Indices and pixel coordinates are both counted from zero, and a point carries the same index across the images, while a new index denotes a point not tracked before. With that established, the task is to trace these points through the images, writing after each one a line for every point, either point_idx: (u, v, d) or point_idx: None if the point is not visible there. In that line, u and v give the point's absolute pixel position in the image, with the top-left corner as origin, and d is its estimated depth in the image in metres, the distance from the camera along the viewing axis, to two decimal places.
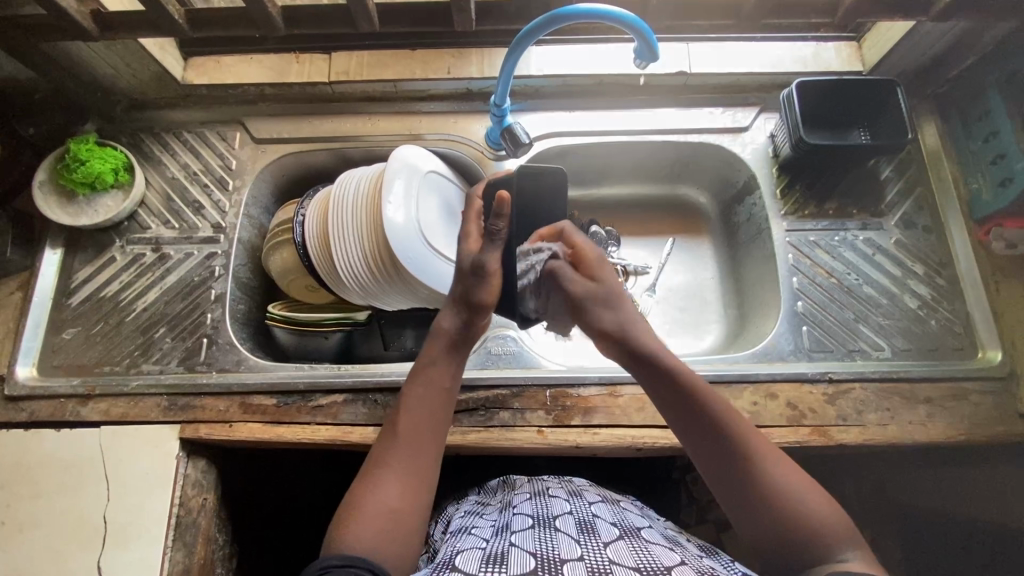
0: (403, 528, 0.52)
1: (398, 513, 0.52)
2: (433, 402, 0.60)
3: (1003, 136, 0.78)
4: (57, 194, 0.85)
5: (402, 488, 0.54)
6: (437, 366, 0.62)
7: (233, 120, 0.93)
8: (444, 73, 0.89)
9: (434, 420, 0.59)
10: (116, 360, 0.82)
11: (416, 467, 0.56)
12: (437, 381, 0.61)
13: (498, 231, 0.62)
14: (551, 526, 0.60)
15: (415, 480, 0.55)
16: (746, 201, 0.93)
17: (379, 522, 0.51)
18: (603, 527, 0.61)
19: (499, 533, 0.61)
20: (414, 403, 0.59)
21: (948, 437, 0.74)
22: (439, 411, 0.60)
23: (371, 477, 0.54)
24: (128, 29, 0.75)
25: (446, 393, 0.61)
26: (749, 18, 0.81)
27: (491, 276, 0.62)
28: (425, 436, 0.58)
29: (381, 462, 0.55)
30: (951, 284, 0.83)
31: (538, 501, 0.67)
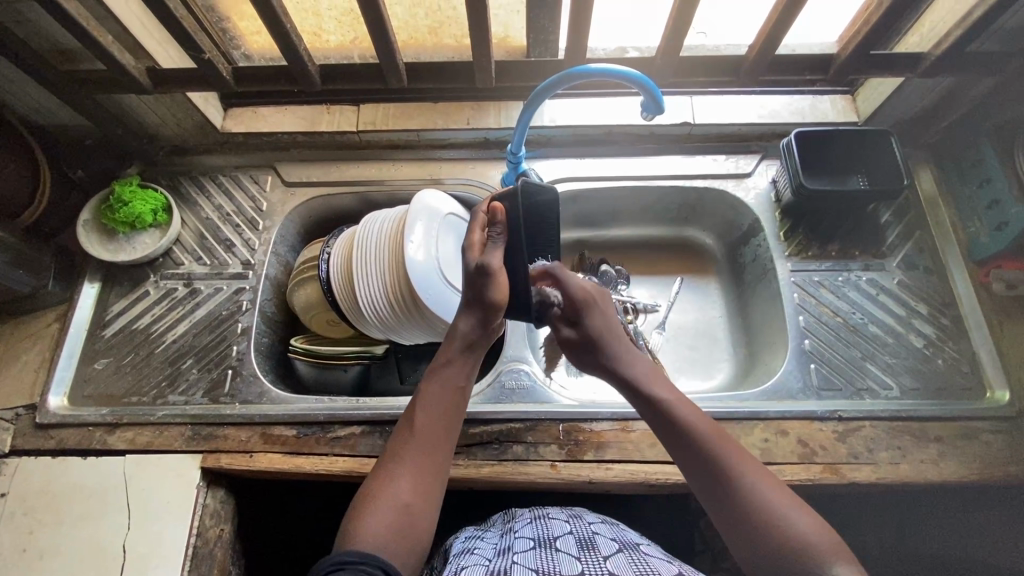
0: (415, 526, 0.53)
1: (412, 509, 0.54)
2: (448, 401, 0.61)
3: (996, 183, 0.82)
4: (99, 233, 0.90)
5: (416, 485, 0.55)
6: (454, 364, 0.62)
7: (266, 165, 1.00)
8: (464, 124, 0.96)
9: (449, 419, 0.60)
10: (144, 391, 0.86)
11: (429, 463, 0.57)
12: (454, 379, 0.62)
13: (500, 238, 0.64)
14: (552, 546, 0.62)
15: (428, 477, 0.56)
16: (751, 243, 0.97)
17: (392, 516, 0.53)
18: (601, 543, 0.63)
19: (501, 554, 0.63)
20: (431, 403, 0.60)
21: (961, 476, 0.74)
22: (454, 410, 0.61)
23: (387, 473, 0.56)
24: (179, 84, 0.83)
25: (459, 391, 0.62)
26: (750, 75, 0.89)
27: (497, 275, 0.61)
28: (440, 435, 0.59)
29: (395, 457, 0.57)
30: (955, 323, 0.85)
31: (538, 524, 0.68)
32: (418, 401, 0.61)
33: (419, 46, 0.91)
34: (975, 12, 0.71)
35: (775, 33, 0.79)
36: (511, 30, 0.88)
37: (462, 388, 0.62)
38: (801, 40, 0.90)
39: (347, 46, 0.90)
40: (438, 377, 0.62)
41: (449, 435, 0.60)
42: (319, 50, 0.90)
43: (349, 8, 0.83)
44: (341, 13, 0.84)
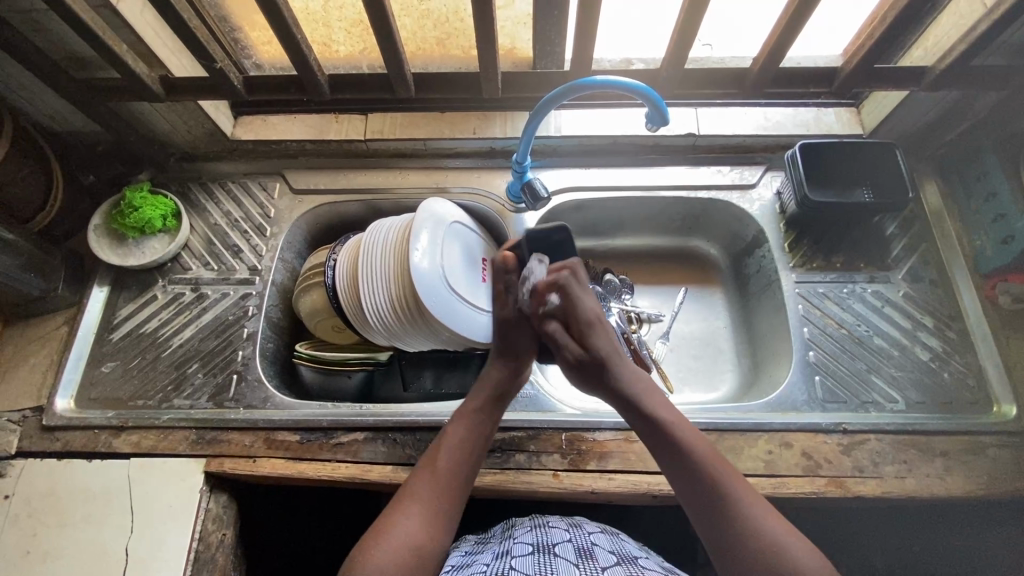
0: (425, 562, 0.57)
1: (421, 547, 0.58)
2: (466, 446, 0.68)
3: (1001, 197, 0.82)
4: (109, 237, 0.92)
5: (428, 525, 0.60)
6: (478, 412, 0.71)
7: (274, 173, 1.01)
8: (470, 133, 0.97)
9: (468, 462, 0.67)
10: (150, 394, 0.86)
11: (443, 506, 0.62)
12: (473, 429, 0.69)
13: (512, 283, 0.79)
14: (550, 553, 0.62)
15: (438, 517, 0.61)
16: (756, 254, 0.97)
17: (403, 551, 0.57)
18: (601, 554, 0.63)
19: (499, 557, 0.63)
20: (451, 445, 0.67)
21: (967, 492, 0.73)
22: (473, 457, 0.68)
23: (401, 511, 0.61)
24: (191, 93, 0.84)
25: (479, 438, 0.69)
26: (755, 86, 0.89)
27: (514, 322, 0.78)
28: (457, 479, 0.65)
29: (411, 496, 0.62)
30: (961, 336, 0.84)
31: (538, 530, 0.68)
32: (441, 443, 0.68)
33: (427, 56, 0.92)
34: (980, 26, 0.72)
35: (779, 46, 0.79)
36: (518, 41, 0.89)
37: (483, 437, 0.69)
38: (806, 53, 0.91)
39: (356, 56, 0.91)
40: (463, 423, 0.69)
41: (468, 481, 0.66)
42: (328, 60, 0.91)
43: (358, 18, 0.84)
44: (351, 23, 0.85)
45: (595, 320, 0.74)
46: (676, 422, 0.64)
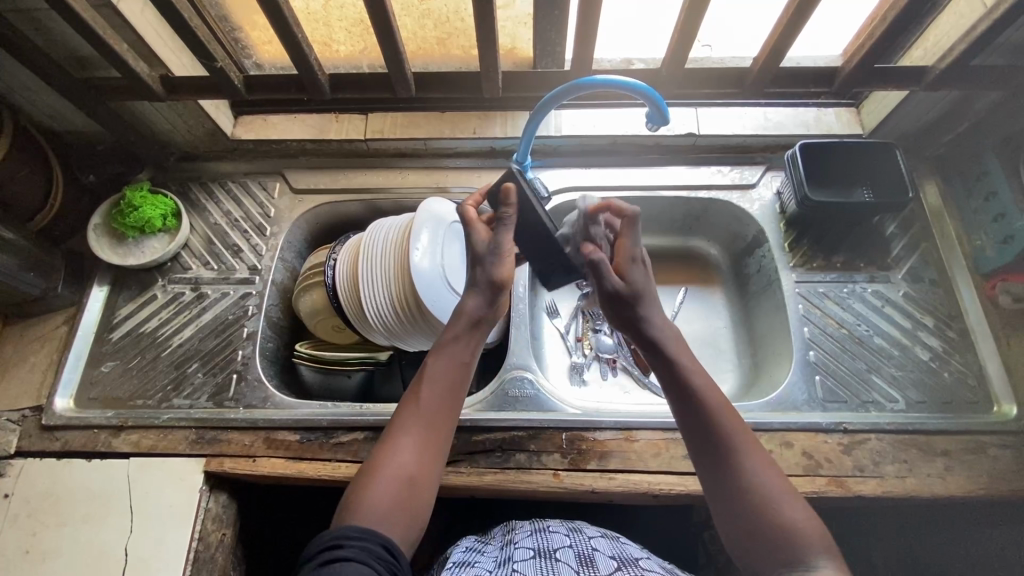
0: (418, 494, 0.56)
1: (414, 480, 0.56)
2: (452, 376, 0.63)
3: (1002, 197, 0.82)
4: (109, 236, 0.92)
5: (418, 458, 0.58)
6: (458, 341, 0.65)
7: (274, 172, 1.01)
8: (471, 133, 0.97)
9: (454, 395, 0.62)
10: (150, 394, 0.86)
11: (433, 441, 0.59)
12: (458, 358, 0.64)
13: (508, 216, 0.66)
14: (552, 558, 0.62)
15: (429, 450, 0.59)
16: (756, 253, 0.97)
17: (395, 487, 0.55)
18: (601, 560, 0.62)
19: (501, 564, 0.63)
20: (435, 377, 0.62)
21: (968, 491, 0.73)
22: (460, 384, 0.63)
23: (392, 445, 0.58)
24: (191, 92, 0.84)
25: (464, 367, 0.64)
26: (755, 86, 0.89)
27: (506, 256, 0.66)
28: (444, 414, 0.61)
29: (400, 429, 0.59)
30: (962, 336, 0.84)
31: (538, 535, 0.68)
32: (427, 377, 0.62)
33: (428, 56, 0.92)
34: (979, 26, 0.72)
35: (779, 47, 0.80)
36: (518, 42, 0.89)
37: (466, 365, 0.64)
38: (805, 53, 0.91)
39: (356, 56, 0.91)
40: (445, 353, 0.64)
41: (456, 407, 0.62)
42: (329, 59, 0.91)
43: (359, 18, 0.84)
44: (351, 23, 0.85)
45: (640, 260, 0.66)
46: (694, 369, 0.61)
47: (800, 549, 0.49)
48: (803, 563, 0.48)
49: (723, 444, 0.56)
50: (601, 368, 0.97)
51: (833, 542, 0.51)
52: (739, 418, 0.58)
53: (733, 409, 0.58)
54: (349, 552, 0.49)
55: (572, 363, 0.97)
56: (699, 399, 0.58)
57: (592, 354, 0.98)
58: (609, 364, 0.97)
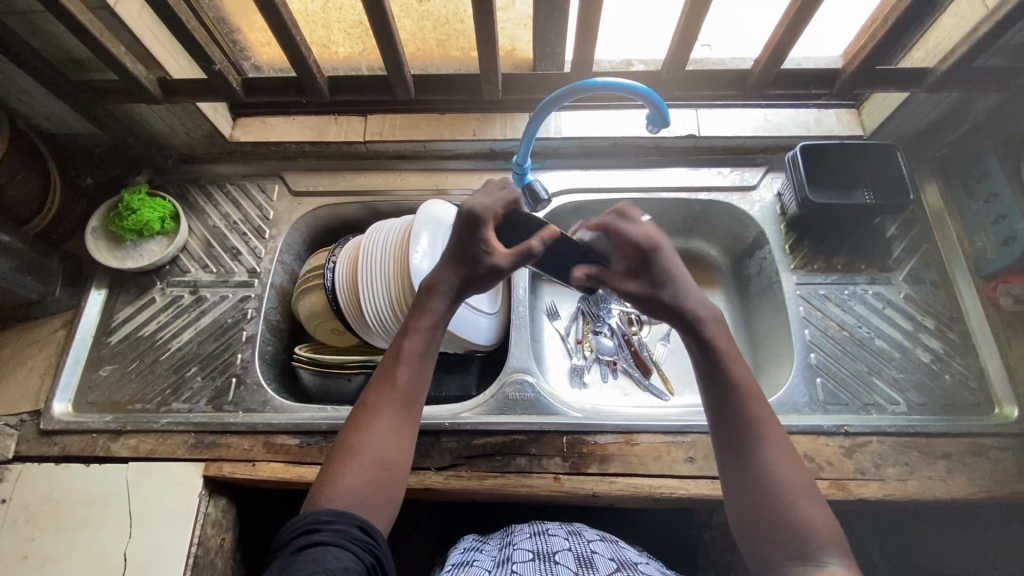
0: (393, 475, 0.58)
1: (391, 459, 0.58)
2: (423, 359, 0.64)
3: (1003, 198, 0.82)
4: (107, 239, 0.91)
5: (392, 440, 0.59)
6: (432, 325, 0.66)
7: (273, 174, 1.01)
8: (470, 135, 0.97)
9: (425, 373, 0.64)
10: (148, 398, 0.86)
11: (407, 418, 0.61)
12: (427, 343, 0.65)
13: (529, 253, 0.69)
14: (550, 560, 0.62)
15: (402, 428, 0.60)
16: (756, 255, 0.97)
17: (370, 469, 0.57)
18: (600, 562, 0.62)
19: (500, 565, 0.63)
20: (407, 358, 0.63)
21: (969, 494, 0.73)
22: (429, 366, 0.65)
23: (366, 429, 0.59)
24: (188, 94, 0.83)
25: (432, 349, 0.65)
26: (756, 88, 0.89)
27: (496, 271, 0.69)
28: (417, 391, 0.63)
29: (373, 413, 0.60)
30: (963, 338, 0.84)
31: (537, 537, 0.68)
32: (400, 358, 0.63)
33: (427, 58, 0.92)
34: (981, 28, 0.71)
35: (780, 48, 0.79)
36: (518, 43, 0.89)
37: (434, 348, 0.65)
38: (806, 54, 0.91)
39: (355, 58, 0.91)
40: (417, 337, 0.64)
41: (426, 389, 0.64)
42: (327, 61, 0.91)
43: (358, 20, 0.84)
44: (350, 25, 0.85)
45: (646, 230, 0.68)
46: (732, 355, 0.61)
47: (811, 542, 0.50)
48: (813, 557, 0.49)
49: (748, 434, 0.57)
50: (601, 370, 0.97)
51: (844, 541, 0.51)
52: (769, 412, 0.58)
53: (763, 401, 0.59)
54: (325, 536, 0.50)
55: (572, 365, 0.97)
56: (733, 386, 0.59)
57: (592, 356, 0.98)
58: (610, 366, 0.97)
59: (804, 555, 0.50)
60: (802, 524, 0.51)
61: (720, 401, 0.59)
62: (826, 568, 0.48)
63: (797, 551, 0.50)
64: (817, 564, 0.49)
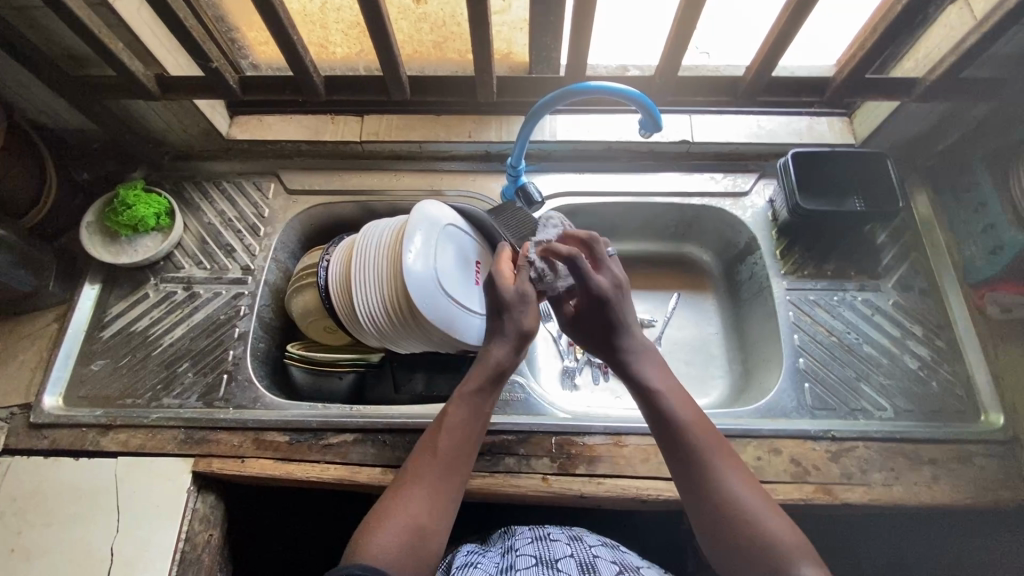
0: (429, 540, 0.57)
1: (427, 525, 0.58)
2: (468, 425, 0.66)
3: (991, 208, 0.82)
4: (102, 234, 0.91)
5: (433, 505, 0.60)
6: (480, 393, 0.67)
7: (269, 172, 1.01)
8: (465, 137, 0.98)
9: (469, 440, 0.65)
10: (139, 392, 0.86)
11: (448, 486, 0.62)
12: (471, 416, 0.66)
13: (526, 293, 0.70)
14: (553, 567, 0.62)
15: (444, 495, 0.61)
16: (748, 261, 0.97)
17: (406, 533, 0.56)
18: (603, 566, 0.63)
19: (503, 572, 0.63)
20: (452, 423, 0.65)
21: (953, 500, 0.73)
22: (474, 434, 0.66)
23: (404, 490, 0.60)
24: (186, 91, 0.84)
25: (478, 420, 0.67)
26: (748, 94, 0.90)
27: (531, 304, 0.71)
28: (459, 458, 0.64)
29: (415, 476, 0.62)
30: (950, 346, 0.85)
31: (540, 544, 0.68)
32: (443, 424, 0.66)
33: (424, 59, 0.92)
34: (970, 39, 0.72)
35: (771, 56, 0.81)
36: (514, 46, 0.89)
37: (480, 417, 0.67)
38: (798, 62, 0.92)
39: (353, 58, 0.91)
40: (463, 404, 0.66)
41: (470, 456, 0.65)
42: (325, 61, 0.92)
43: (355, 21, 0.84)
44: (348, 25, 0.85)
45: (605, 293, 0.68)
46: (666, 392, 0.65)
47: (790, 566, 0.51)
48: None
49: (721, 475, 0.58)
50: (593, 372, 0.97)
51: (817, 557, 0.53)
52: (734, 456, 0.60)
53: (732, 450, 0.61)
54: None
55: (564, 367, 0.97)
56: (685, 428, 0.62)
57: (584, 359, 0.98)
58: (601, 368, 0.97)
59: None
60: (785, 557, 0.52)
61: (676, 446, 0.61)
62: None
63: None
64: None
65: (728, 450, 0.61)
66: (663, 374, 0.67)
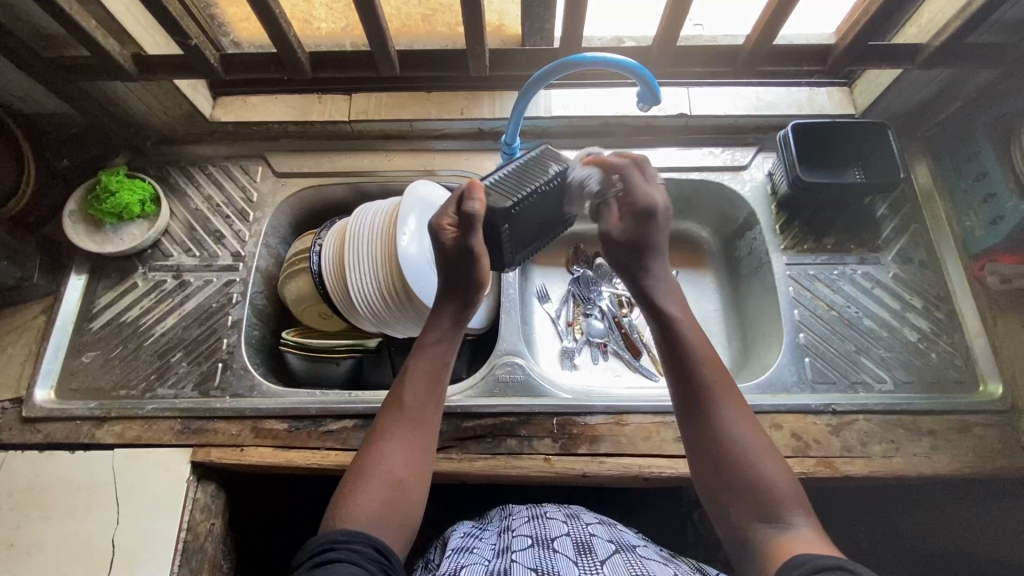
0: (408, 492, 0.58)
1: (403, 478, 0.58)
2: (435, 373, 0.65)
3: (992, 176, 0.81)
4: (86, 222, 0.89)
5: (407, 457, 0.60)
6: (444, 343, 0.66)
7: (256, 155, 0.98)
8: (458, 114, 0.95)
9: (438, 388, 0.64)
10: (133, 384, 0.84)
11: (421, 435, 0.61)
12: (439, 364, 0.65)
13: (475, 244, 0.63)
14: (550, 546, 0.61)
15: (419, 445, 0.61)
16: (746, 236, 0.96)
17: (384, 488, 0.57)
18: (599, 545, 0.62)
19: (499, 553, 0.62)
20: (418, 374, 0.64)
21: (953, 470, 0.74)
22: (442, 380, 0.65)
23: (377, 445, 0.60)
24: (166, 71, 0.80)
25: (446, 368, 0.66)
26: (747, 65, 0.88)
27: (479, 254, 0.64)
28: (429, 407, 0.63)
29: (387, 429, 0.61)
30: (949, 317, 0.84)
31: (536, 522, 0.67)
32: (410, 374, 0.64)
33: (412, 34, 0.89)
34: (976, 2, 0.70)
35: (771, 24, 0.78)
36: (506, 18, 0.87)
37: (448, 365, 0.66)
38: (798, 31, 0.90)
39: (338, 33, 0.88)
40: (425, 352, 0.65)
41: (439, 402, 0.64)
42: (310, 37, 0.88)
43: None
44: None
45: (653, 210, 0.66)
46: (682, 320, 0.64)
47: (776, 506, 0.52)
48: (780, 523, 0.51)
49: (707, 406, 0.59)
50: (592, 352, 0.97)
51: (806, 501, 0.54)
52: (727, 385, 0.60)
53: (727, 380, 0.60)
54: (340, 553, 0.51)
55: (563, 347, 0.97)
56: (687, 362, 0.61)
57: (583, 338, 0.97)
58: (600, 347, 0.97)
59: (774, 523, 0.52)
60: (770, 486, 0.54)
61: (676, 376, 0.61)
62: (789, 530, 0.51)
63: (767, 519, 0.52)
64: (783, 528, 0.51)
65: (728, 381, 0.60)
66: (675, 297, 0.66)
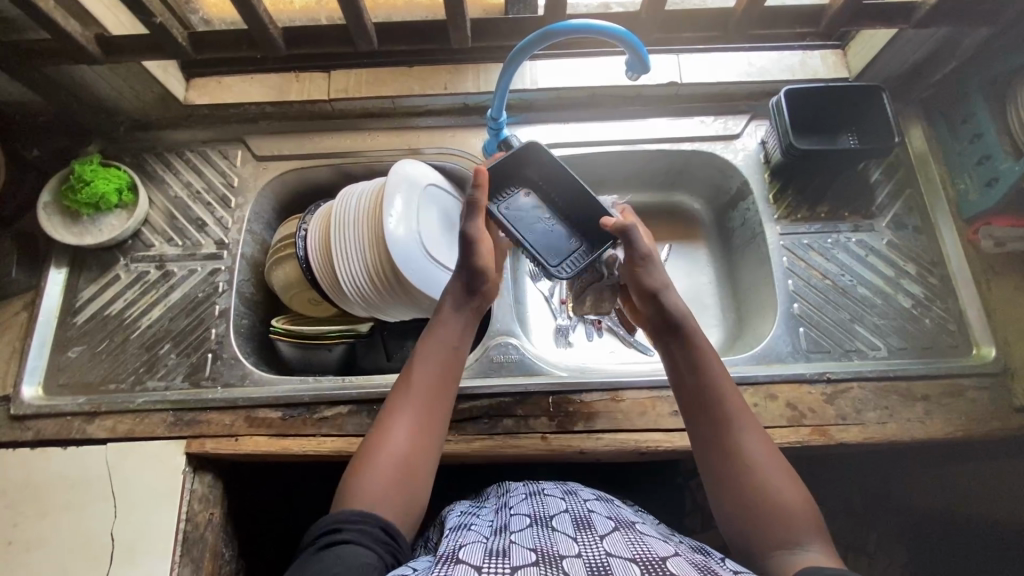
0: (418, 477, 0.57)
1: (412, 462, 0.58)
2: (443, 368, 0.64)
3: (988, 137, 0.80)
4: (61, 214, 0.86)
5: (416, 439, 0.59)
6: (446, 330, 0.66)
7: (234, 138, 0.95)
8: (442, 89, 0.92)
9: (446, 376, 0.64)
10: (122, 377, 0.83)
11: (431, 419, 0.61)
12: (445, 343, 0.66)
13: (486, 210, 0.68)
14: (548, 525, 0.60)
15: (428, 430, 0.60)
16: (740, 207, 0.95)
17: (395, 471, 0.56)
18: (597, 520, 0.62)
19: (498, 532, 0.61)
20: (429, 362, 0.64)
21: (945, 433, 0.75)
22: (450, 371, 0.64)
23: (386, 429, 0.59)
24: (134, 52, 0.77)
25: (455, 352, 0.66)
26: (738, 29, 0.85)
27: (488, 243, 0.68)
28: (436, 393, 0.62)
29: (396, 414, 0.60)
30: (943, 283, 0.84)
31: (534, 500, 0.67)
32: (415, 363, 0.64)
33: (390, 6, 0.86)
34: None
35: None
36: None
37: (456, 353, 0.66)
38: None
39: (312, 7, 0.85)
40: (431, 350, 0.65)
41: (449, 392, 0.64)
42: (283, 12, 0.85)
43: None
44: None
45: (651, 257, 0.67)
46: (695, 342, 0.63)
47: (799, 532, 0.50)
48: (798, 543, 0.50)
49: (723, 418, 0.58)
50: (586, 329, 0.96)
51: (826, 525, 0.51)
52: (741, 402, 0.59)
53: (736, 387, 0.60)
54: (348, 535, 0.50)
55: (557, 325, 0.96)
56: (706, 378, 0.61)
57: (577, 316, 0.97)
58: (594, 324, 0.96)
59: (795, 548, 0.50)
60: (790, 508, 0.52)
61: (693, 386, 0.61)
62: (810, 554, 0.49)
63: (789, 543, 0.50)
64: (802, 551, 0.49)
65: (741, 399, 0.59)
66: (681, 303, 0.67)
